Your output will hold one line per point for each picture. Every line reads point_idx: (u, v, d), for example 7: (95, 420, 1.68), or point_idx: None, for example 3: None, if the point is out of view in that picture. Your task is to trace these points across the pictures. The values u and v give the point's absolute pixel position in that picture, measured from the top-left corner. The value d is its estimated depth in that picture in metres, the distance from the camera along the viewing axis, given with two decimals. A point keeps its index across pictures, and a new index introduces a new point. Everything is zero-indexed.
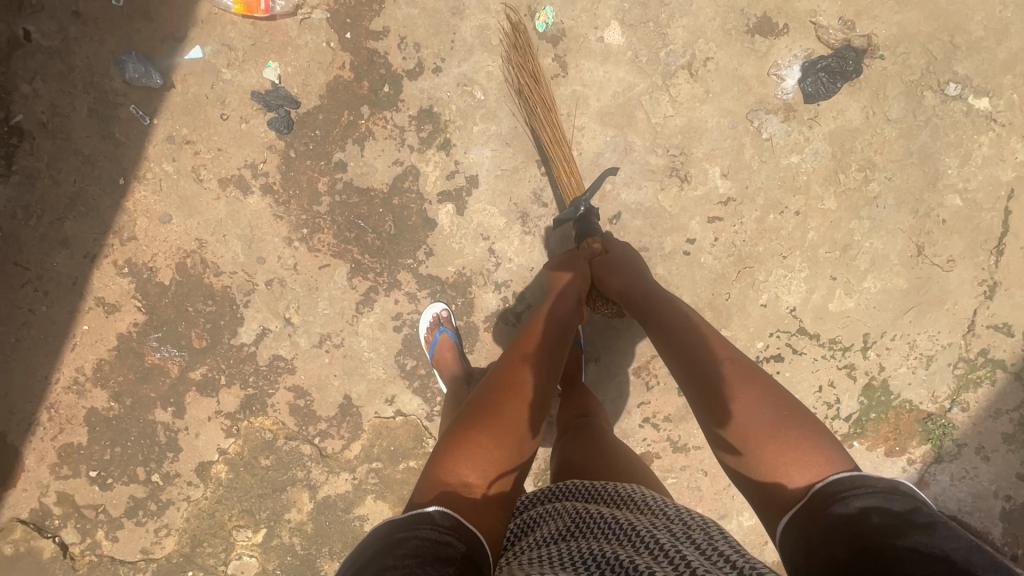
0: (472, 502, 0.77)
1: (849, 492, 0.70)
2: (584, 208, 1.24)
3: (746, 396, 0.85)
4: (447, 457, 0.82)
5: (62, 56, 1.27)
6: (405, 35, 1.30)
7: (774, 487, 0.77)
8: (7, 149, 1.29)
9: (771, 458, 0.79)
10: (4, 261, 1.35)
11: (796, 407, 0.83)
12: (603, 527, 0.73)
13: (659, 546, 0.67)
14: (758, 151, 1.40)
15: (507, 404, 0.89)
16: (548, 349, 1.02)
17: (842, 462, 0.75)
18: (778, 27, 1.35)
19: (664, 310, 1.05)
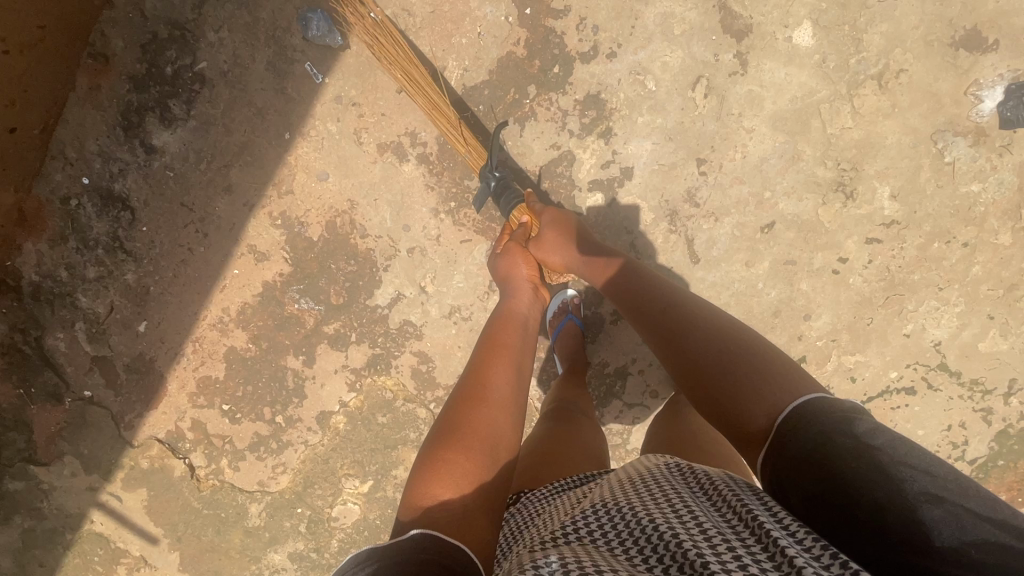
0: (451, 518, 0.76)
1: (812, 411, 0.71)
2: (494, 181, 1.23)
3: (683, 333, 0.89)
4: (420, 480, 0.81)
5: (250, 9, 1.31)
6: (585, 17, 1.27)
7: (739, 424, 0.78)
8: (188, 94, 1.35)
9: (724, 399, 0.80)
10: (172, 200, 1.42)
11: (744, 336, 0.86)
12: (647, 489, 0.66)
13: (694, 517, 0.59)
14: (936, 174, 1.31)
15: (473, 413, 0.90)
16: (512, 352, 1.03)
17: (802, 385, 0.77)
18: (987, 42, 1.25)
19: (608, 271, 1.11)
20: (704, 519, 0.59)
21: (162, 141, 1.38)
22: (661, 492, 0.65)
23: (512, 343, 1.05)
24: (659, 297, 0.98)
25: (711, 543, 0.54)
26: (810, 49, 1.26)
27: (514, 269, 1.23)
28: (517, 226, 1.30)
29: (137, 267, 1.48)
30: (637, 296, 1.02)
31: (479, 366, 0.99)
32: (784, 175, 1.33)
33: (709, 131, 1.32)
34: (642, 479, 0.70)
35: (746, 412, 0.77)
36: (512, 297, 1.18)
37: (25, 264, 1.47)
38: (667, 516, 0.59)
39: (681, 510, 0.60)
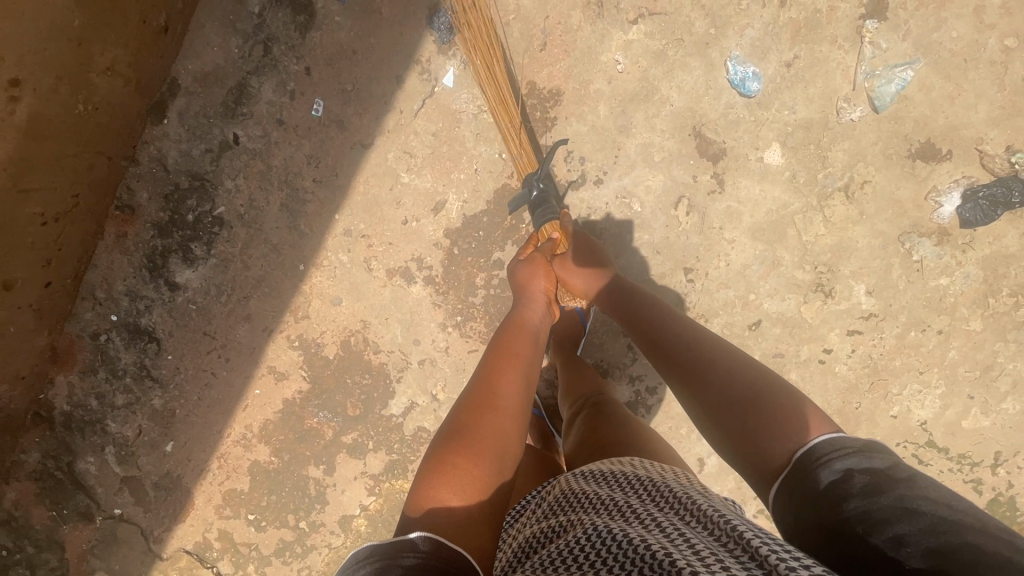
0: (454, 522, 0.82)
1: (832, 454, 0.77)
2: (537, 190, 1.29)
3: (718, 366, 0.95)
4: (429, 483, 0.88)
5: (263, 157, 1.39)
6: (572, 149, 1.37)
7: (760, 457, 0.84)
8: (209, 235, 1.44)
9: (749, 431, 0.86)
10: (195, 330, 1.51)
11: (768, 377, 0.92)
12: (633, 515, 0.68)
13: (686, 539, 0.61)
14: (906, 271, 1.41)
15: (483, 421, 0.96)
16: (521, 361, 1.10)
17: (821, 423, 0.83)
18: (942, 152, 1.36)
19: (632, 300, 1.18)
20: (695, 539, 0.61)
21: (185, 278, 1.47)
22: (649, 520, 0.67)
23: (523, 353, 1.11)
24: (688, 332, 1.04)
25: (700, 556, 0.56)
26: (780, 167, 1.37)
27: (535, 283, 1.26)
28: (545, 240, 1.31)
29: (164, 393, 1.56)
30: (662, 329, 1.08)
31: (491, 381, 1.03)
32: (767, 278, 1.43)
33: (693, 243, 1.42)
34: (625, 506, 0.72)
35: (771, 444, 0.83)
36: (525, 306, 1.23)
37: (57, 395, 1.55)
38: (660, 539, 0.61)
39: (672, 535, 0.62)
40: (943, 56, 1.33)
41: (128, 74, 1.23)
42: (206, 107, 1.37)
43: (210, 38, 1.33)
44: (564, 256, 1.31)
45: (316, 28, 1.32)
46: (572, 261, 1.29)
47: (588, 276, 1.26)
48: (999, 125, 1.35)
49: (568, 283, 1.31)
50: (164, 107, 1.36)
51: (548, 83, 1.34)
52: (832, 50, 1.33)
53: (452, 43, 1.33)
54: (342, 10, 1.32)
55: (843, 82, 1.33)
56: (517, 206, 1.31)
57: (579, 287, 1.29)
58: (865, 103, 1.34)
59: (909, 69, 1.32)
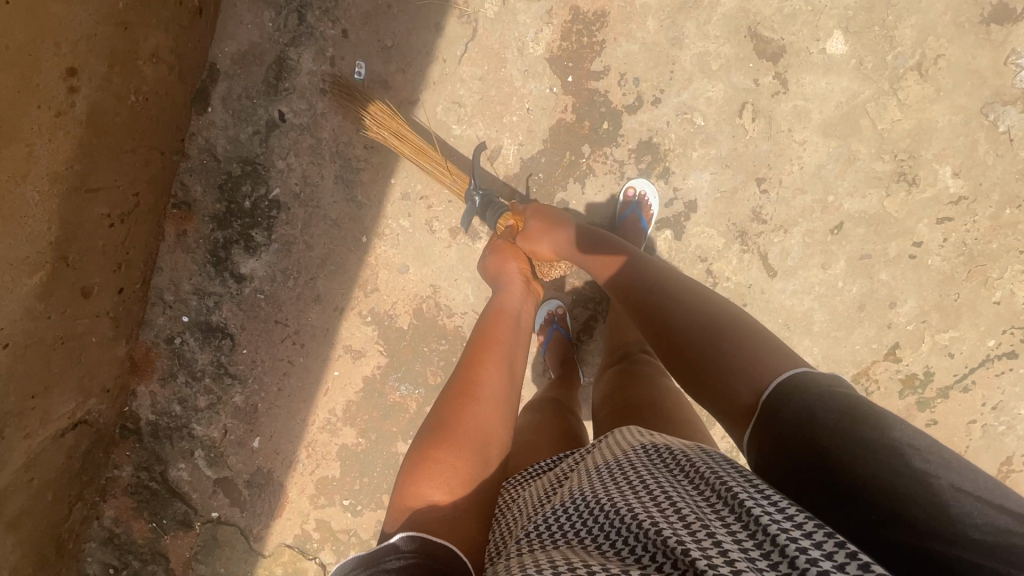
0: (442, 521, 0.78)
1: (793, 391, 0.71)
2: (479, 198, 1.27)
3: (680, 312, 0.89)
4: (410, 478, 0.83)
5: (311, 131, 1.37)
6: (625, 72, 1.32)
7: (729, 404, 0.79)
8: (268, 220, 1.42)
9: (709, 371, 0.82)
10: (267, 320, 1.50)
11: (722, 314, 0.86)
12: (625, 477, 0.66)
13: (674, 504, 0.59)
14: (994, 145, 1.34)
15: (464, 412, 0.90)
16: (503, 349, 1.03)
17: (785, 362, 0.77)
18: (1016, 11, 1.28)
19: (597, 267, 1.12)
20: (685, 505, 0.59)
21: (249, 268, 1.46)
22: (641, 484, 0.64)
23: (505, 341, 1.05)
24: (648, 280, 0.99)
25: (691, 531, 0.54)
26: (846, 56, 1.30)
27: (507, 263, 1.24)
28: (505, 228, 1.29)
29: (244, 389, 1.55)
30: (629, 282, 1.02)
31: (471, 370, 0.97)
32: (845, 176, 1.37)
33: (763, 150, 1.36)
34: (617, 466, 0.70)
35: (732, 390, 0.78)
36: (503, 295, 1.17)
37: (141, 406, 1.56)
38: (648, 507, 0.59)
39: (663, 501, 0.60)
40: None
41: (170, 60, 1.21)
42: (248, 88, 1.34)
43: (242, 16, 1.31)
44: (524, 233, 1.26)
45: None
46: (535, 231, 1.23)
47: (554, 246, 1.19)
48: None
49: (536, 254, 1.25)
50: (207, 95, 1.34)
51: (592, 6, 1.29)
52: None
53: None
54: None
55: None
56: (466, 220, 1.32)
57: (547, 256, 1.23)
58: None
59: None
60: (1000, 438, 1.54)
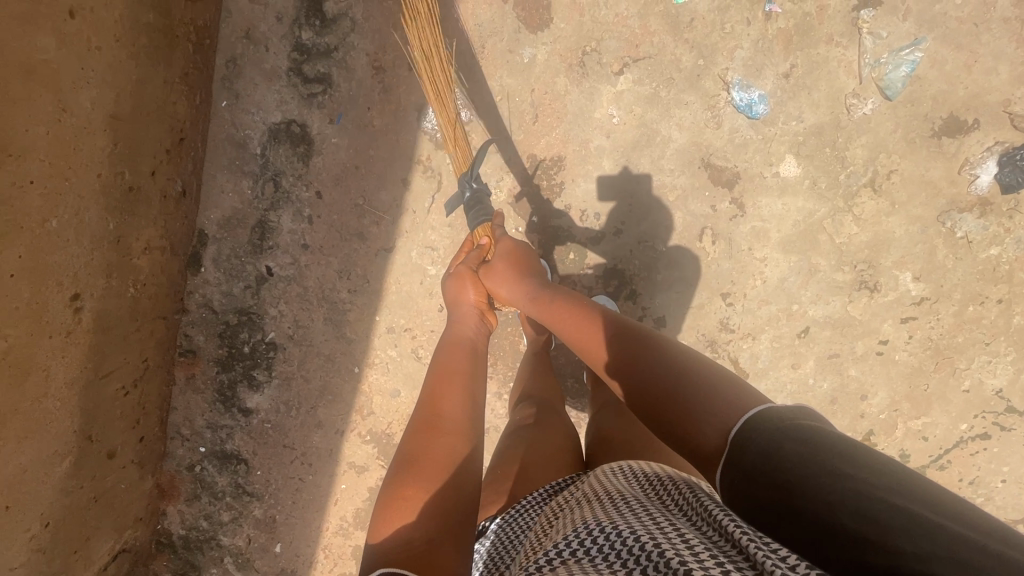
0: (414, 553, 0.74)
1: (760, 426, 0.66)
2: (473, 189, 1.20)
3: (636, 354, 0.85)
4: (382, 514, 0.80)
5: (298, 280, 1.47)
6: (586, 208, 1.38)
7: (694, 444, 0.72)
8: (267, 360, 1.54)
9: (678, 418, 0.75)
10: (276, 445, 1.62)
11: (684, 352, 0.82)
12: (625, 504, 0.65)
13: (666, 531, 0.56)
14: (952, 249, 1.37)
15: (430, 444, 0.87)
16: (462, 377, 1.00)
17: (751, 399, 0.72)
18: (967, 123, 1.29)
19: (567, 294, 1.03)
20: (678, 532, 0.56)
21: (255, 402, 1.58)
22: (640, 509, 0.63)
23: (467, 368, 1.02)
24: (605, 321, 0.93)
25: (689, 548, 0.52)
26: (799, 177, 1.34)
27: (464, 293, 1.19)
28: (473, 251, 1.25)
29: (262, 504, 1.67)
30: (588, 313, 0.96)
31: (433, 401, 0.95)
32: (807, 286, 1.41)
33: (725, 269, 1.40)
34: (623, 496, 0.68)
35: (696, 432, 0.72)
36: (457, 325, 1.14)
37: (172, 523, 1.67)
38: (647, 527, 0.57)
39: (662, 524, 0.58)
40: (950, 26, 1.25)
41: (162, 244, 1.32)
42: (236, 248, 1.44)
43: (223, 185, 1.39)
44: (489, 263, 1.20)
45: (317, 154, 1.36)
46: (498, 267, 1.17)
47: (512, 278, 1.14)
48: None
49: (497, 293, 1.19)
50: (199, 258, 1.45)
51: (549, 152, 1.34)
52: (831, 49, 1.26)
53: None
54: (336, 130, 1.34)
55: (848, 79, 1.28)
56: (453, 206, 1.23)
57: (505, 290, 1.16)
58: (876, 93, 1.28)
59: (916, 50, 1.25)
60: None
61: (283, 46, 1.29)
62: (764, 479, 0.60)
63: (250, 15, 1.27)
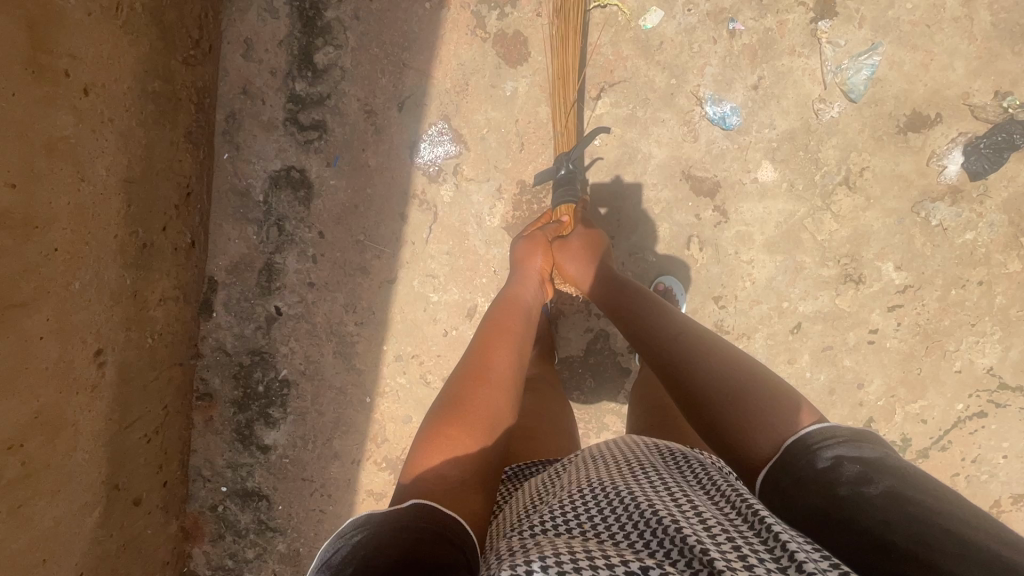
0: (448, 488, 0.77)
1: (823, 443, 0.71)
2: (566, 170, 1.30)
3: (708, 361, 0.91)
4: (421, 451, 0.83)
5: (306, 318, 1.53)
6: None
7: (742, 448, 0.79)
8: (281, 397, 1.59)
9: (734, 422, 0.81)
10: (296, 478, 1.66)
11: (745, 364, 0.89)
12: (641, 479, 0.65)
13: (692, 506, 0.58)
14: (929, 237, 1.43)
15: (477, 392, 0.94)
16: (513, 338, 1.08)
17: (808, 417, 0.78)
18: (931, 117, 1.36)
19: (642, 296, 1.13)
20: (702, 508, 0.58)
21: (272, 438, 1.62)
22: (657, 485, 0.63)
23: (518, 329, 1.11)
24: (676, 329, 1.01)
25: (710, 531, 0.53)
26: (777, 181, 1.40)
27: (533, 258, 1.28)
28: (552, 224, 1.33)
29: (286, 538, 1.69)
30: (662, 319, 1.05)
31: (485, 355, 1.03)
32: (795, 284, 1.47)
33: (715, 273, 1.46)
34: (637, 470, 0.69)
35: (752, 440, 0.78)
36: (518, 286, 1.23)
37: (198, 564, 1.70)
38: (666, 506, 0.58)
39: (679, 502, 0.59)
40: (904, 29, 1.32)
41: (175, 294, 1.38)
42: (245, 292, 1.50)
43: (229, 233, 1.46)
44: (564, 239, 1.30)
45: (316, 197, 1.42)
46: (572, 246, 1.28)
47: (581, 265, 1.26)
48: (981, 75, 1.33)
49: (563, 270, 1.31)
50: (210, 303, 1.51)
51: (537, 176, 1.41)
52: (794, 60, 1.33)
53: (439, 169, 1.41)
54: (334, 172, 1.41)
55: (813, 86, 1.35)
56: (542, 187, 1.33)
57: (572, 274, 1.29)
58: (841, 97, 1.35)
59: (874, 54, 1.33)
60: (985, 486, 1.63)
61: (278, 99, 1.36)
62: (820, 488, 0.65)
63: (245, 72, 1.34)
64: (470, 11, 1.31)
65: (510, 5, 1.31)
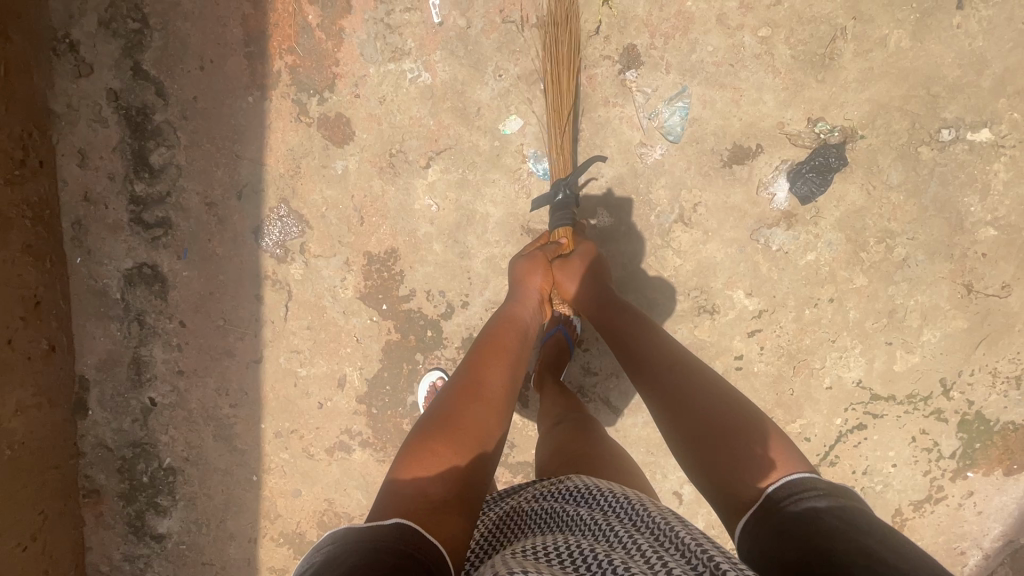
0: (430, 507, 0.77)
1: (802, 492, 0.74)
2: (562, 195, 1.28)
3: (706, 393, 0.90)
4: (406, 465, 0.83)
5: (182, 405, 1.55)
6: (429, 289, 1.46)
7: (734, 490, 0.80)
8: (169, 484, 1.59)
9: (725, 460, 0.83)
10: (194, 564, 1.64)
11: (742, 402, 0.89)
12: (605, 535, 0.68)
13: (661, 563, 0.60)
14: (773, 262, 1.45)
15: (469, 411, 0.90)
16: (511, 359, 1.04)
17: (795, 461, 0.80)
18: (752, 149, 1.40)
19: (640, 322, 1.09)
20: (665, 561, 0.61)
21: (165, 526, 1.61)
22: (622, 541, 0.66)
23: (516, 353, 1.05)
24: (674, 357, 0.98)
25: None
26: (614, 225, 1.44)
27: (532, 277, 1.22)
28: (551, 244, 1.27)
29: None
30: (666, 348, 1.02)
31: (479, 370, 0.98)
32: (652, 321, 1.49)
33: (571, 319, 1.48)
34: (600, 526, 0.71)
35: (740, 480, 0.80)
36: (518, 304, 1.17)
37: None
38: (634, 563, 0.60)
39: (647, 559, 0.61)
40: (709, 70, 1.37)
41: (36, 401, 1.40)
42: (117, 387, 1.52)
43: (93, 331, 1.48)
44: (565, 259, 1.24)
45: (172, 288, 1.46)
46: (572, 264, 1.23)
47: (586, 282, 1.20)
48: (791, 104, 1.38)
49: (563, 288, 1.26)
50: (84, 401, 1.52)
51: (382, 247, 1.44)
52: (609, 110, 1.38)
53: (286, 250, 1.44)
54: (185, 264, 1.44)
55: (633, 132, 1.39)
56: (540, 204, 1.32)
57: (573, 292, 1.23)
58: (661, 139, 1.39)
59: (683, 97, 1.37)
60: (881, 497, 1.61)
61: (120, 201, 1.40)
62: (791, 542, 0.68)
63: (83, 180, 1.38)
64: (291, 100, 1.36)
65: (328, 90, 1.35)
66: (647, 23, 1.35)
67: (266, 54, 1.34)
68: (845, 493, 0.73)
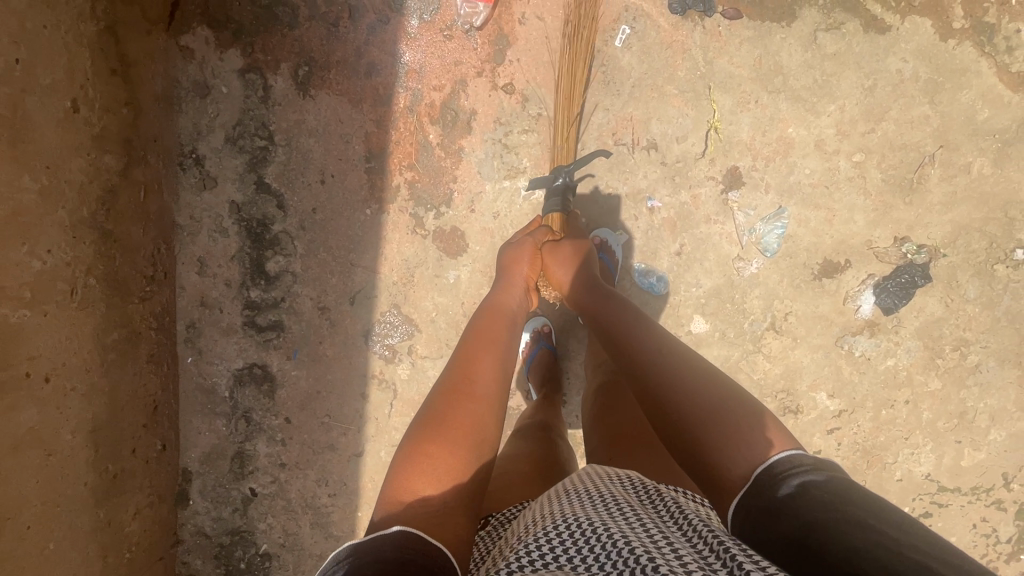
0: (431, 512, 0.73)
1: (789, 472, 0.71)
2: (564, 179, 1.30)
3: (683, 372, 0.88)
4: (404, 472, 0.77)
5: (281, 494, 1.56)
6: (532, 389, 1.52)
7: (718, 472, 0.77)
8: (264, 570, 1.58)
9: (713, 438, 0.78)
10: None
11: (726, 381, 0.87)
12: (615, 507, 0.66)
13: (670, 544, 0.58)
14: (855, 366, 1.54)
15: (458, 407, 0.86)
16: (499, 348, 1.00)
17: (784, 440, 0.77)
18: (841, 263, 1.48)
19: (622, 309, 1.06)
20: (682, 548, 0.58)
21: None
22: (629, 515, 0.64)
23: (503, 339, 1.02)
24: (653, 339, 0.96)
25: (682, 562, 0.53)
26: (709, 331, 1.50)
27: (518, 266, 1.22)
28: (541, 229, 1.29)
29: None
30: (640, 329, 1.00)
31: (467, 366, 0.94)
32: None
33: None
34: (615, 501, 0.68)
35: (728, 458, 0.76)
36: (503, 293, 1.15)
37: None
38: (641, 538, 0.58)
39: (655, 536, 0.59)
40: (805, 191, 1.45)
41: (149, 500, 1.43)
42: (218, 479, 1.54)
43: (199, 427, 1.51)
44: (555, 245, 1.26)
45: (280, 386, 1.49)
46: (562, 252, 1.24)
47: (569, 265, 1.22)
48: (880, 224, 1.46)
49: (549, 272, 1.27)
50: (185, 493, 1.54)
51: None
52: (711, 227, 1.45)
53: (394, 351, 1.49)
54: (294, 364, 1.48)
55: (731, 247, 1.46)
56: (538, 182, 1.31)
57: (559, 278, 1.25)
58: (757, 254, 1.47)
59: (781, 218, 1.45)
60: None
61: (235, 305, 1.43)
62: (788, 516, 0.66)
63: (201, 286, 1.41)
64: (408, 214, 1.41)
65: (445, 205, 1.41)
66: (749, 147, 1.42)
67: (385, 169, 1.39)
68: (875, 498, 0.67)
